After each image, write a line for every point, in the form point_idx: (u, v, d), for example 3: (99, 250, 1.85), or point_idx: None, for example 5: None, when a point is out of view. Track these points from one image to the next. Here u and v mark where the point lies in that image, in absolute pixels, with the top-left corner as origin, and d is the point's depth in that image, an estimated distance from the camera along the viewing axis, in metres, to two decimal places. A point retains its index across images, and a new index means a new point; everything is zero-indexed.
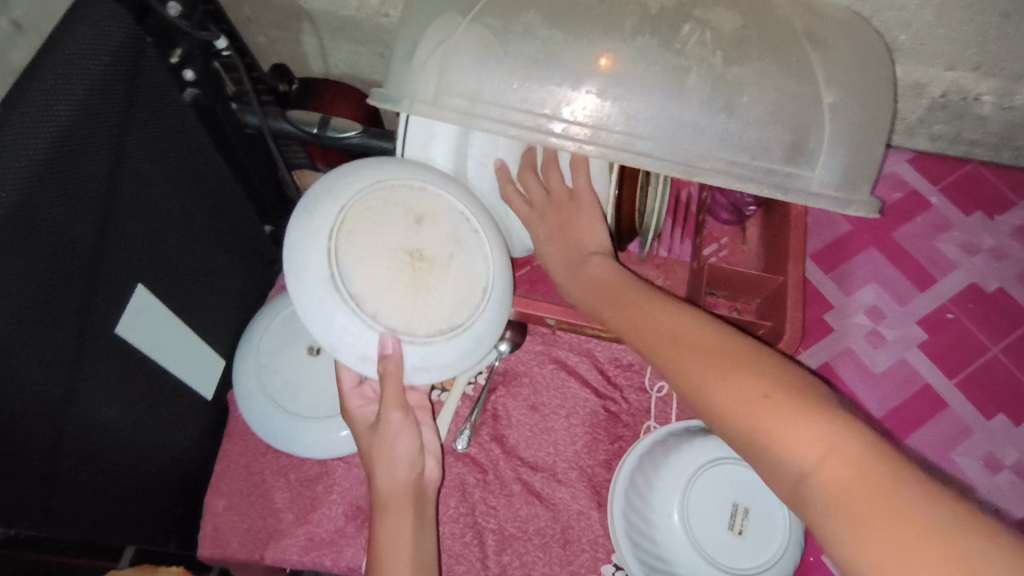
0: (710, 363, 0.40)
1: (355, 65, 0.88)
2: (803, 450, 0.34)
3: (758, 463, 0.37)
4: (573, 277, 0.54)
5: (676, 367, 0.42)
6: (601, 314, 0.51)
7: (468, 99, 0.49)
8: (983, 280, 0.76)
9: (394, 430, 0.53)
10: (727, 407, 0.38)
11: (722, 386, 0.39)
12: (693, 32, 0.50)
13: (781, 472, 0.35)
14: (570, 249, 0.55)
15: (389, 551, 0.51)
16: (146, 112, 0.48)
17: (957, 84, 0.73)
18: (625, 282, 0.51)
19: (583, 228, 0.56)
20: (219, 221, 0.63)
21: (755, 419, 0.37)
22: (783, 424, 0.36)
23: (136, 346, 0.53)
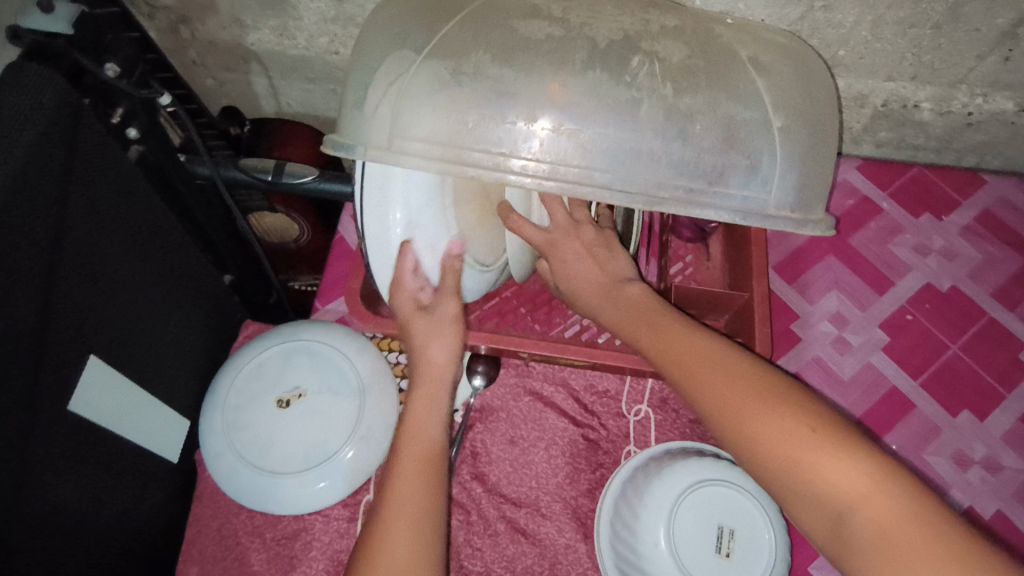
0: (762, 403, 0.45)
1: (308, 103, 0.87)
2: (848, 492, 0.41)
3: (805, 502, 0.42)
4: (603, 300, 0.57)
5: (721, 404, 0.46)
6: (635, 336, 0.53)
7: (424, 142, 0.49)
8: (937, 280, 0.78)
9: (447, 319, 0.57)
10: (775, 448, 0.43)
11: (775, 432, 0.44)
12: (643, 65, 0.50)
13: (831, 515, 0.41)
14: (606, 277, 0.58)
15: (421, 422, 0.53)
16: (87, 176, 0.47)
17: (897, 93, 0.76)
18: (657, 310, 0.54)
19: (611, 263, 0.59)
20: (174, 278, 0.61)
21: (809, 462, 0.42)
22: (833, 469, 0.41)
23: (89, 418, 0.50)
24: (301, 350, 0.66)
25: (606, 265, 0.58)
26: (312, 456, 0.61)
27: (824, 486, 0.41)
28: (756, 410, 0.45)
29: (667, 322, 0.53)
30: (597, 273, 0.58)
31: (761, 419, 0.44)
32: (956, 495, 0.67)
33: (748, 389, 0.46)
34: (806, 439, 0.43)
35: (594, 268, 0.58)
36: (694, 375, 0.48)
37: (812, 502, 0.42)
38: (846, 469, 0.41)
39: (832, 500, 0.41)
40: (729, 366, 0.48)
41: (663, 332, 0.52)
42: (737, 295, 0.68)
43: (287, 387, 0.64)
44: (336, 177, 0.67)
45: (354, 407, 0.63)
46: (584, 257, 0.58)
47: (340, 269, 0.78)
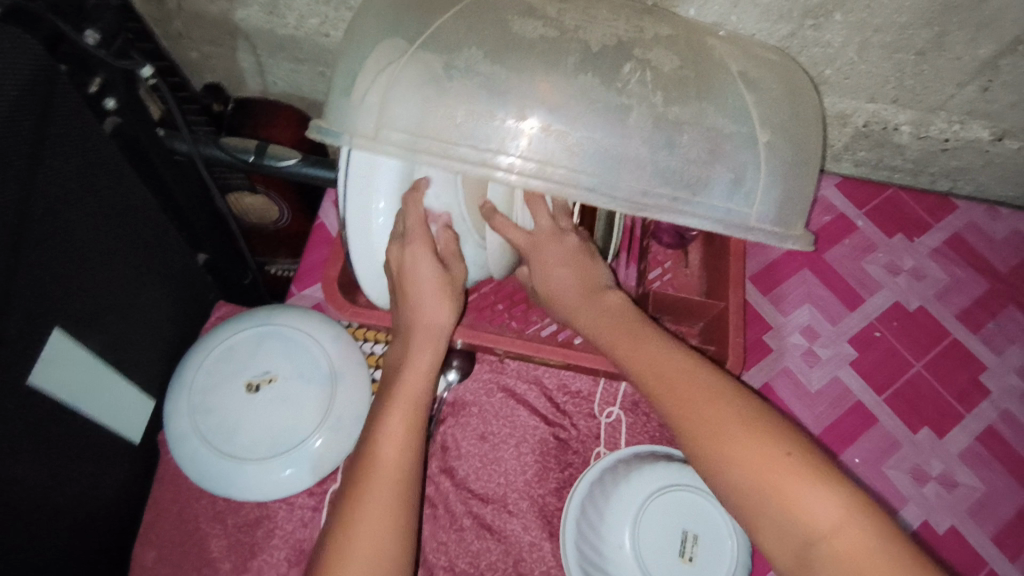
0: (732, 424, 0.46)
1: (294, 84, 0.85)
2: (824, 519, 0.42)
3: (773, 526, 0.43)
4: (584, 305, 0.57)
5: (698, 423, 0.47)
6: (614, 346, 0.54)
7: (411, 134, 0.49)
8: (906, 299, 0.80)
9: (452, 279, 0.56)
10: (748, 471, 0.44)
11: (752, 454, 0.45)
12: (635, 71, 0.50)
13: (801, 538, 0.42)
14: (583, 284, 0.58)
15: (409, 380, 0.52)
16: (59, 147, 0.45)
17: (878, 114, 0.78)
18: (632, 322, 0.55)
19: (591, 266, 0.60)
20: (145, 256, 0.59)
21: (781, 486, 0.43)
22: (807, 492, 0.43)
23: (49, 394, 0.49)
24: (274, 334, 0.65)
25: (587, 272, 0.59)
26: (279, 443, 0.61)
27: (799, 510, 0.42)
28: (730, 432, 0.46)
29: (645, 335, 0.54)
30: (576, 280, 0.58)
31: (727, 432, 0.46)
32: (911, 510, 0.69)
33: (719, 410, 0.47)
34: (782, 461, 0.44)
35: (575, 274, 0.59)
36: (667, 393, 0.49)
37: (787, 523, 0.42)
38: (815, 496, 0.42)
39: (806, 527, 0.42)
40: (701, 381, 0.49)
41: (637, 344, 0.53)
42: (713, 304, 0.69)
43: (258, 372, 0.63)
44: (320, 163, 0.65)
45: (325, 395, 0.62)
46: (567, 261, 0.59)
47: (318, 255, 0.77)
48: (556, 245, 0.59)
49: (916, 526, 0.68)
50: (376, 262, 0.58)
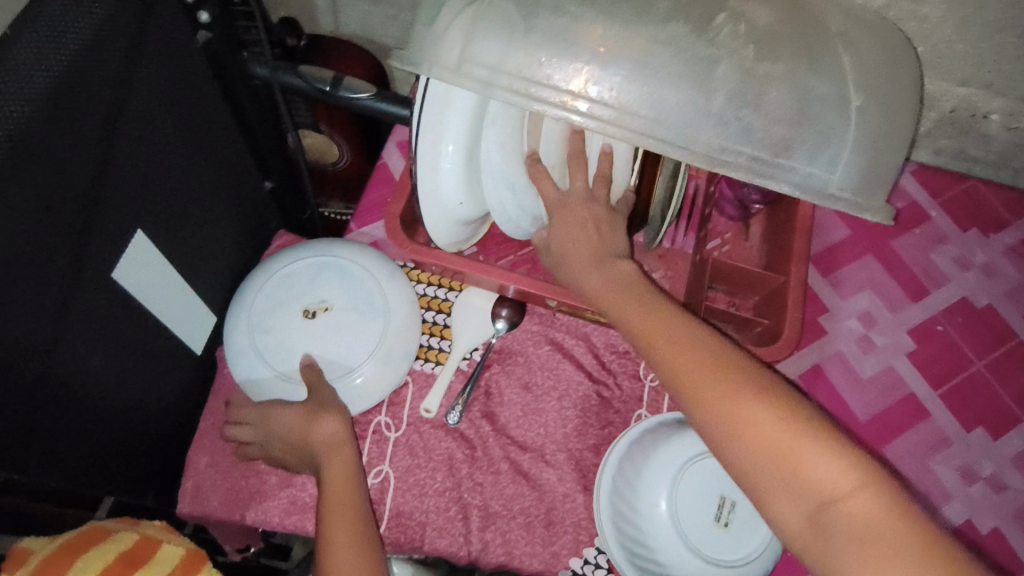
0: (734, 395, 0.46)
1: (366, 25, 0.85)
2: (832, 486, 0.42)
3: (785, 491, 0.43)
4: (596, 273, 0.57)
5: (710, 396, 0.47)
6: (627, 314, 0.54)
7: (491, 69, 0.48)
8: (973, 295, 0.77)
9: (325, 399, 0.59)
10: (766, 437, 0.44)
11: (770, 422, 0.45)
12: (727, 23, 0.49)
13: (814, 501, 0.42)
14: (596, 250, 0.58)
15: (334, 493, 0.55)
16: (156, 55, 0.47)
17: (968, 100, 0.74)
18: (646, 295, 0.55)
19: (609, 234, 0.59)
20: (220, 172, 0.61)
21: (796, 456, 0.43)
22: (817, 459, 0.43)
23: (129, 290, 0.51)
24: (330, 265, 0.66)
25: (604, 239, 0.59)
26: (329, 368, 0.62)
27: (809, 479, 0.43)
28: (750, 402, 0.46)
29: (661, 308, 0.53)
30: (589, 247, 0.58)
31: (738, 402, 0.46)
32: (954, 506, 0.68)
33: (725, 385, 0.47)
34: (796, 430, 0.44)
35: (587, 239, 0.58)
36: (674, 360, 0.50)
37: (797, 487, 0.43)
38: (821, 464, 0.43)
39: (815, 492, 0.43)
40: (703, 351, 0.49)
41: (653, 316, 0.53)
42: (772, 277, 0.68)
43: (315, 300, 0.64)
44: (391, 99, 0.66)
45: (379, 329, 0.64)
46: (585, 227, 0.58)
47: (378, 194, 0.77)
48: (581, 209, 0.58)
49: (957, 522, 0.67)
50: (439, 201, 0.58)
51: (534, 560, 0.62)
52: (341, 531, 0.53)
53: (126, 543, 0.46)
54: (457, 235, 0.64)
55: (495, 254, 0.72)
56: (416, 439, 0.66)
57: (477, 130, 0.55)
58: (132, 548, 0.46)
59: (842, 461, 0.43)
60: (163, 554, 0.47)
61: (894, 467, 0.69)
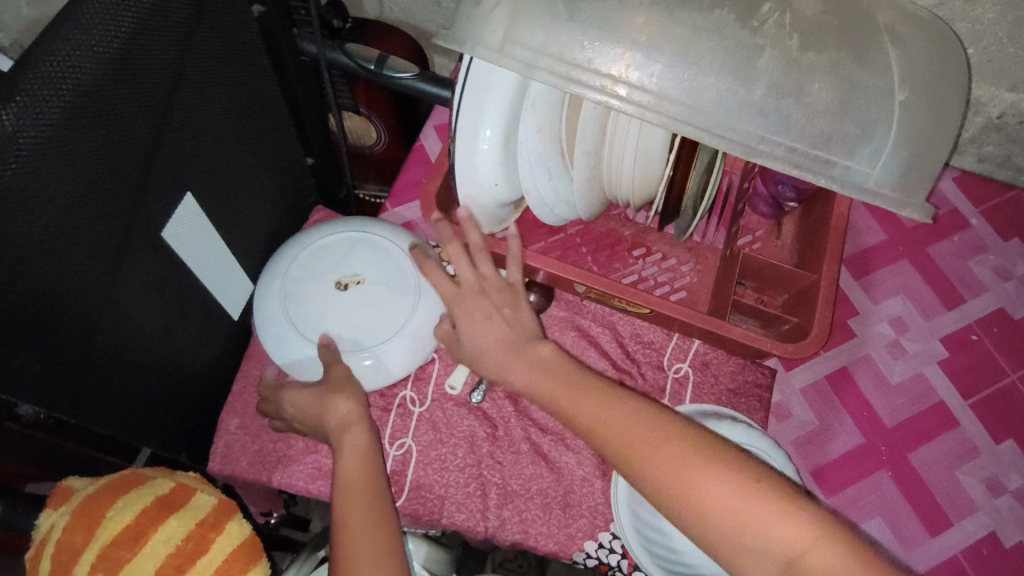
0: (682, 462, 0.49)
1: (410, 10, 0.87)
2: (793, 543, 0.45)
3: (748, 557, 0.45)
4: (514, 362, 0.58)
5: (656, 467, 0.49)
6: (555, 400, 0.56)
7: (534, 51, 0.49)
8: (1011, 306, 0.76)
9: (336, 381, 0.60)
10: (721, 508, 0.46)
11: (723, 486, 0.47)
12: (773, 12, 0.49)
13: (779, 560, 0.44)
14: (512, 337, 0.60)
15: (347, 472, 0.56)
16: (213, 27, 0.48)
17: (1017, 106, 0.72)
18: (566, 374, 0.57)
19: (523, 316, 0.61)
20: (265, 144, 0.63)
21: (754, 521, 0.45)
22: (773, 519, 0.45)
23: (176, 251, 0.54)
24: (365, 241, 0.67)
25: (513, 325, 0.61)
26: (360, 338, 0.63)
27: (770, 539, 0.45)
28: (700, 476, 0.47)
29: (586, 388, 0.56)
30: (503, 333, 0.60)
31: (689, 477, 0.48)
32: (978, 517, 0.67)
33: (672, 458, 0.49)
34: (749, 492, 0.46)
35: (501, 328, 0.60)
36: (616, 440, 0.52)
37: (759, 549, 0.45)
38: (783, 524, 0.45)
39: (782, 551, 0.44)
40: (640, 426, 0.52)
41: (581, 400, 0.55)
42: (803, 276, 0.67)
43: (349, 272, 0.66)
44: (434, 80, 0.67)
45: (411, 304, 0.65)
46: (491, 318, 0.60)
47: (414, 175, 0.79)
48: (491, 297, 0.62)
49: (980, 534, 0.66)
50: (474, 182, 0.59)
51: (549, 541, 0.63)
52: (355, 513, 0.53)
53: (162, 488, 0.51)
54: (492, 218, 0.64)
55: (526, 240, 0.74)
56: (439, 415, 0.67)
57: (516, 112, 0.56)
58: (168, 493, 0.50)
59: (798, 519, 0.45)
60: (194, 502, 0.51)
61: (918, 474, 0.68)
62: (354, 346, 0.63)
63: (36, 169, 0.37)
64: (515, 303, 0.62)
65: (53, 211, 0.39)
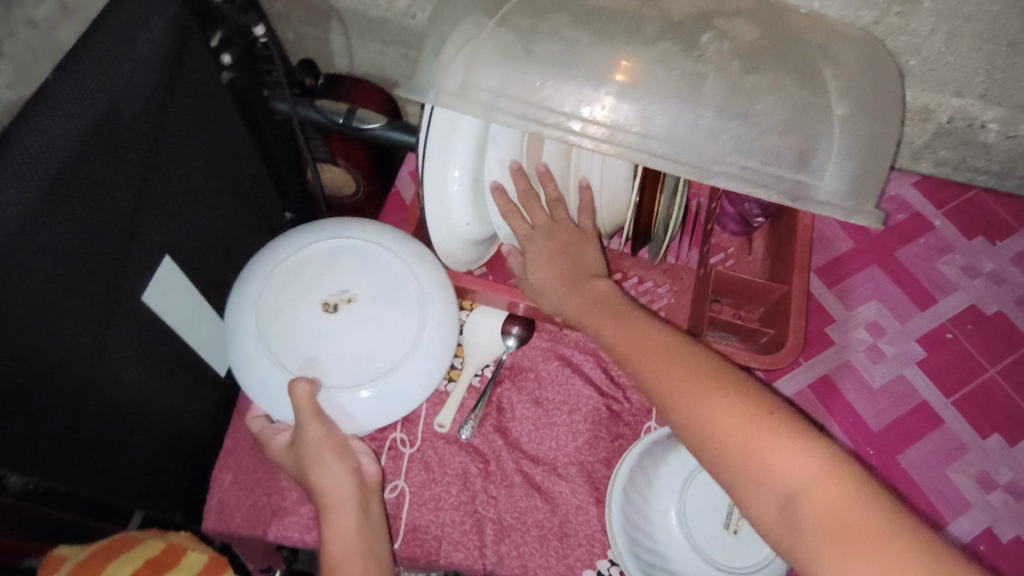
0: (697, 381, 0.49)
1: (379, 64, 0.90)
2: (797, 470, 0.43)
3: (750, 480, 0.44)
4: (570, 294, 0.61)
5: (674, 386, 0.49)
6: (601, 328, 0.58)
7: (493, 93, 0.51)
8: (983, 302, 0.78)
9: (316, 441, 0.57)
10: (731, 426, 0.46)
11: (736, 409, 0.46)
12: (713, 41, 0.52)
13: (780, 488, 0.43)
14: (570, 274, 0.62)
15: (336, 542, 0.55)
16: (185, 96, 0.51)
17: (963, 110, 0.75)
18: (619, 303, 0.59)
19: (587, 254, 0.63)
20: (242, 203, 0.65)
21: (759, 443, 0.44)
22: (780, 452, 0.44)
23: (159, 314, 0.55)
24: (349, 254, 0.63)
25: (576, 263, 0.63)
26: (359, 369, 0.59)
27: (773, 463, 0.44)
28: (715, 395, 0.47)
29: (631, 316, 0.57)
30: (564, 270, 0.62)
31: (706, 398, 0.47)
32: (973, 514, 0.67)
33: (687, 380, 0.49)
34: (761, 425, 0.45)
35: (561, 265, 0.62)
36: (644, 362, 0.52)
37: (762, 473, 0.44)
38: (790, 451, 0.44)
39: (784, 477, 0.43)
40: (670, 352, 0.52)
41: (625, 326, 0.56)
42: (776, 288, 0.69)
43: (335, 292, 0.61)
44: (402, 127, 0.70)
45: (411, 320, 0.61)
46: (555, 255, 0.62)
47: (394, 220, 0.81)
48: (565, 235, 0.63)
49: (977, 531, 0.66)
50: (447, 225, 0.61)
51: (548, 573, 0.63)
52: None
53: (155, 549, 0.51)
54: (467, 256, 0.66)
55: (503, 275, 0.75)
56: (431, 455, 0.68)
57: (481, 153, 0.58)
58: (161, 553, 0.50)
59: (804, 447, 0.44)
60: (187, 562, 0.51)
61: (910, 476, 0.69)
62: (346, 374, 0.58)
63: (20, 244, 0.38)
64: (580, 245, 0.64)
65: (39, 285, 0.41)
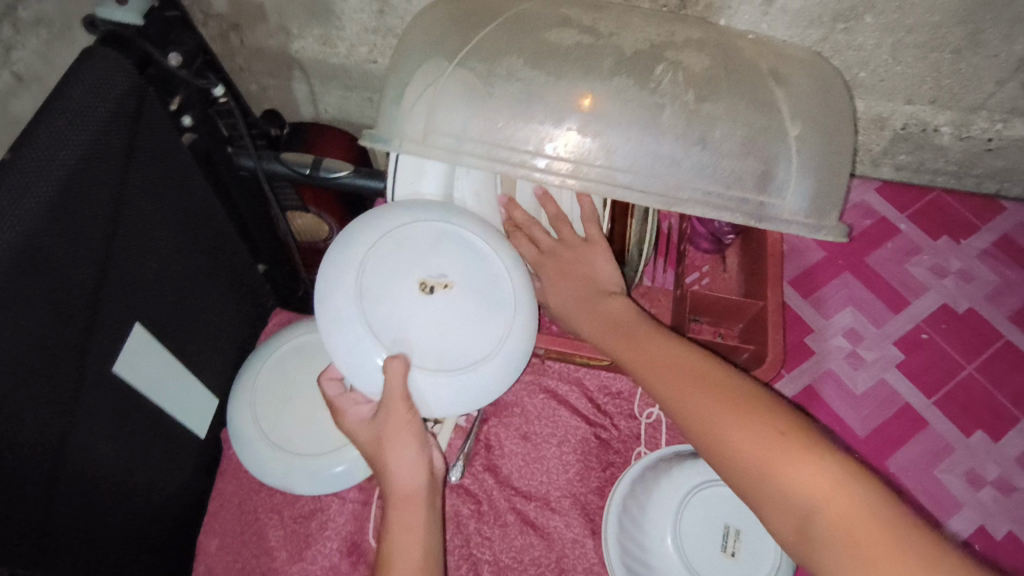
0: (705, 400, 0.47)
1: (344, 109, 0.91)
2: (811, 492, 0.40)
3: (770, 507, 0.42)
4: (586, 313, 0.57)
5: (689, 407, 0.47)
6: (616, 350, 0.54)
7: (455, 138, 0.52)
8: (954, 301, 0.79)
9: (398, 427, 0.51)
10: (740, 450, 0.43)
11: (739, 429, 0.44)
12: (666, 72, 0.53)
13: (795, 513, 0.41)
14: (588, 292, 0.58)
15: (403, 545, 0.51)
16: (145, 162, 0.51)
17: (917, 116, 0.77)
18: (636, 320, 0.55)
19: (600, 266, 0.60)
20: (213, 261, 0.64)
21: (771, 463, 0.42)
22: (794, 468, 0.41)
23: (132, 384, 0.54)
24: (453, 235, 0.55)
25: (592, 279, 0.59)
26: (448, 360, 0.51)
27: (790, 485, 0.41)
28: (721, 415, 0.45)
29: (643, 333, 0.54)
30: (580, 288, 0.59)
31: (717, 422, 0.45)
32: (965, 514, 0.68)
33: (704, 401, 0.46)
34: (773, 443, 0.43)
35: (577, 285, 0.59)
36: (656, 378, 0.50)
37: (779, 498, 0.41)
38: (804, 470, 0.41)
39: (798, 501, 0.41)
40: (686, 371, 0.49)
41: (636, 346, 0.53)
42: (752, 304, 0.70)
43: (435, 272, 0.53)
44: (370, 174, 0.70)
45: (501, 324, 0.54)
46: (570, 276, 0.59)
47: None
48: (567, 252, 0.61)
49: (970, 530, 0.67)
50: None
51: None
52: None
53: None
54: None
55: None
56: None
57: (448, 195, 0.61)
58: None
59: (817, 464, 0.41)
60: None
61: (900, 480, 0.69)
62: (428, 364, 0.51)
63: None
64: (587, 259, 0.60)
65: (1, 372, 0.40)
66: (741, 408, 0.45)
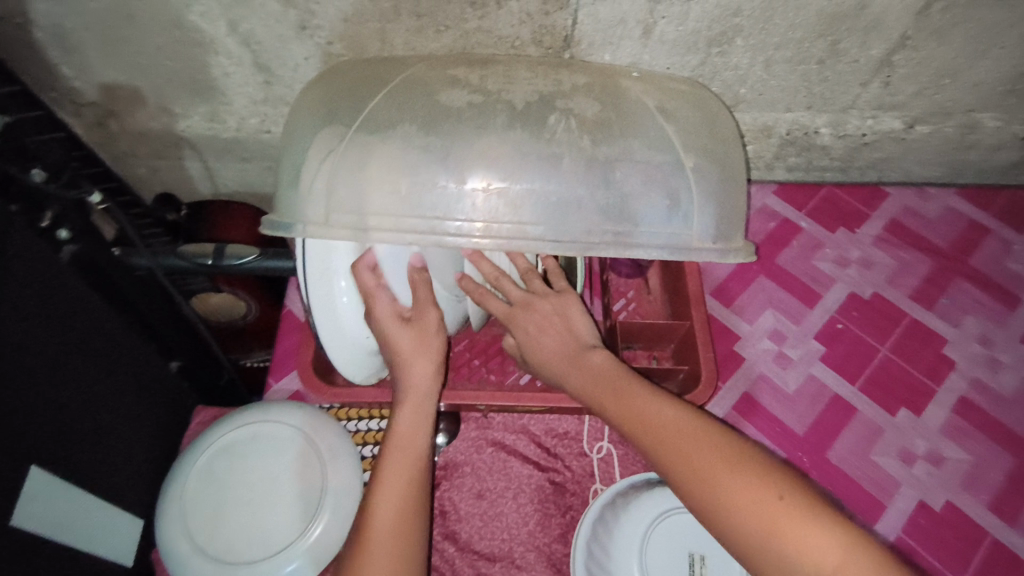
0: (701, 455, 0.47)
1: (244, 181, 0.87)
2: (821, 557, 0.41)
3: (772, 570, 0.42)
4: (572, 368, 0.58)
5: (687, 456, 0.48)
6: (603, 406, 0.55)
7: (358, 215, 0.51)
8: (860, 288, 0.84)
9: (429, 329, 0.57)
10: (740, 511, 0.44)
11: (742, 484, 0.45)
12: (560, 121, 0.54)
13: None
14: (569, 346, 0.59)
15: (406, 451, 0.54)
16: (20, 286, 0.47)
17: (798, 122, 0.82)
18: (620, 373, 0.56)
19: (575, 317, 0.61)
20: (117, 375, 0.60)
21: (780, 529, 0.43)
22: (803, 530, 0.42)
23: (36, 531, 0.48)
24: None
25: (568, 335, 0.60)
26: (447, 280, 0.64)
27: (799, 549, 0.42)
28: (721, 469, 0.46)
29: (631, 389, 0.54)
30: (559, 344, 0.60)
31: (722, 480, 0.46)
32: (906, 492, 0.70)
33: (711, 455, 0.47)
34: (774, 504, 0.44)
35: (558, 342, 0.60)
36: (655, 422, 0.51)
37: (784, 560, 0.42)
38: (811, 536, 0.42)
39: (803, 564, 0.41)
40: (683, 430, 0.50)
41: (626, 398, 0.53)
42: (680, 324, 0.72)
43: None
44: (278, 253, 0.66)
45: None
46: (544, 328, 0.60)
47: (290, 342, 0.77)
48: (545, 303, 0.61)
49: (915, 507, 0.69)
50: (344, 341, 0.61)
51: None
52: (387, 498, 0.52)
53: None
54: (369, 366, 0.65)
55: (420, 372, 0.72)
56: None
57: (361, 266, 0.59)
58: None
59: (822, 531, 0.42)
60: None
61: (844, 470, 0.72)
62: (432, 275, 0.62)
63: None
64: (568, 312, 0.61)
65: None
66: (738, 464, 0.46)
